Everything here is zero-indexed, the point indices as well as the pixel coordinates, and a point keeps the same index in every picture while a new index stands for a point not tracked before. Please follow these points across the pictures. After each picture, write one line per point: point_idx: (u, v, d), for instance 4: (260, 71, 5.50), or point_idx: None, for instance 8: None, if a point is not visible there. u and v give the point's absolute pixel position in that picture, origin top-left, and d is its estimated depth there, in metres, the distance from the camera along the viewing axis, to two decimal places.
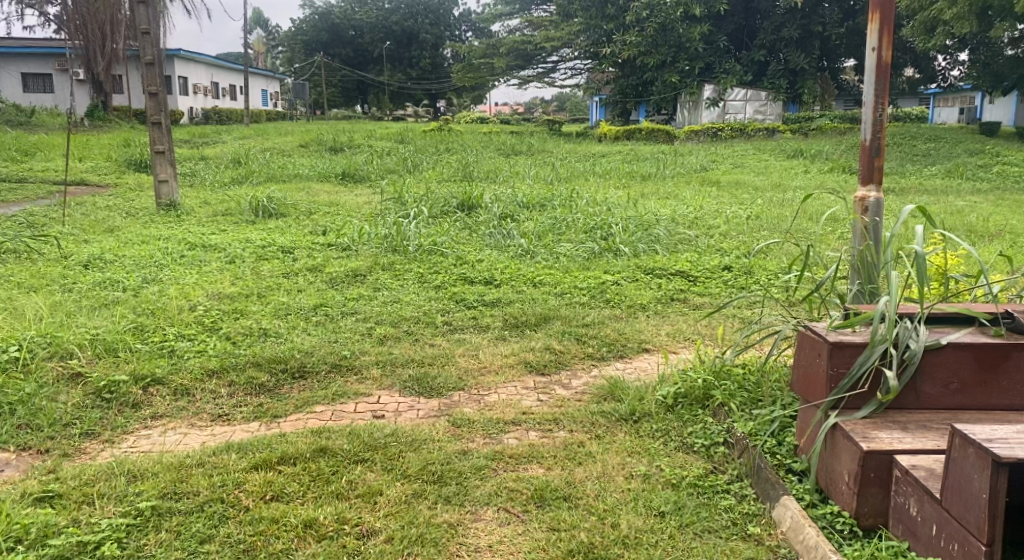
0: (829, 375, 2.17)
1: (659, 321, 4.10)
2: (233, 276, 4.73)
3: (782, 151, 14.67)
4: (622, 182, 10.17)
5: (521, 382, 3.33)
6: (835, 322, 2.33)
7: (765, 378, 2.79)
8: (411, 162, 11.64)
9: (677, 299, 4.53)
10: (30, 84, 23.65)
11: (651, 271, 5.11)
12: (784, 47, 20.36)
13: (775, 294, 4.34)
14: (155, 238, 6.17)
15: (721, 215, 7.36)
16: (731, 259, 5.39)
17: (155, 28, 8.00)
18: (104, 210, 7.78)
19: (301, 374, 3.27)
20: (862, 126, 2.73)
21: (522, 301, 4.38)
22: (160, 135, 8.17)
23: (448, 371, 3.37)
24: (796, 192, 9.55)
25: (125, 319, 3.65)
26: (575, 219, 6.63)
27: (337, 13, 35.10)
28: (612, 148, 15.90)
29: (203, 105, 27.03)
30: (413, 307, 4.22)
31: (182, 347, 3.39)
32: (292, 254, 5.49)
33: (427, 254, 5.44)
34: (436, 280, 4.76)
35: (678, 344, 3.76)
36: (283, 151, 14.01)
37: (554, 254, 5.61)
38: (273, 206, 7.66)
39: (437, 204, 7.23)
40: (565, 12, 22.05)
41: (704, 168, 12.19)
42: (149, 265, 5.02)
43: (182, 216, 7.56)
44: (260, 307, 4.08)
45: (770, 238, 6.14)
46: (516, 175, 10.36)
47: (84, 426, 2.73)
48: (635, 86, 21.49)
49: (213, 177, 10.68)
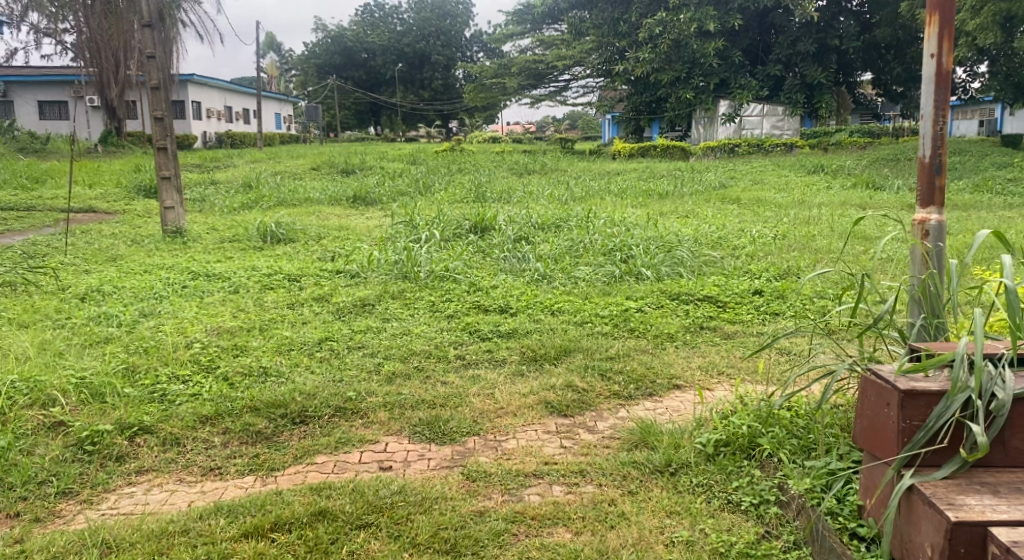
0: (902, 428, 1.88)
1: (689, 353, 3.84)
2: (235, 308, 4.48)
3: (802, 166, 14.34)
4: (640, 201, 9.93)
5: (542, 425, 3.04)
6: (903, 364, 2.04)
7: (816, 422, 2.50)
8: (423, 184, 11.43)
9: (707, 326, 4.26)
10: (46, 112, 23.80)
11: (677, 297, 4.82)
12: (801, 61, 20.07)
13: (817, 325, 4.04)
14: (158, 267, 5.97)
15: (745, 235, 7.07)
16: (760, 283, 5.12)
17: (160, 52, 7.79)
18: (109, 238, 7.60)
19: (302, 420, 3.00)
20: (920, 142, 2.45)
21: (540, 332, 4.10)
22: (166, 161, 7.98)
23: (461, 413, 3.10)
24: (821, 209, 9.25)
25: (115, 359, 3.41)
26: (593, 241, 6.36)
27: (350, 36, 35.08)
28: (625, 166, 15.64)
29: (218, 129, 27.04)
30: (424, 340, 3.95)
31: (175, 391, 3.13)
32: (298, 283, 5.26)
33: (439, 280, 5.18)
34: (449, 309, 4.50)
35: (713, 381, 3.48)
36: (294, 174, 13.85)
37: (573, 279, 5.33)
38: (281, 230, 7.47)
39: (449, 226, 6.99)
40: (576, 31, 21.90)
41: (723, 185, 11.90)
42: (148, 297, 4.79)
43: (188, 243, 7.38)
44: (261, 342, 3.82)
45: (799, 259, 5.86)
46: (530, 195, 10.10)
47: (60, 484, 2.47)
48: (649, 103, 21.35)
49: (223, 202, 10.50)
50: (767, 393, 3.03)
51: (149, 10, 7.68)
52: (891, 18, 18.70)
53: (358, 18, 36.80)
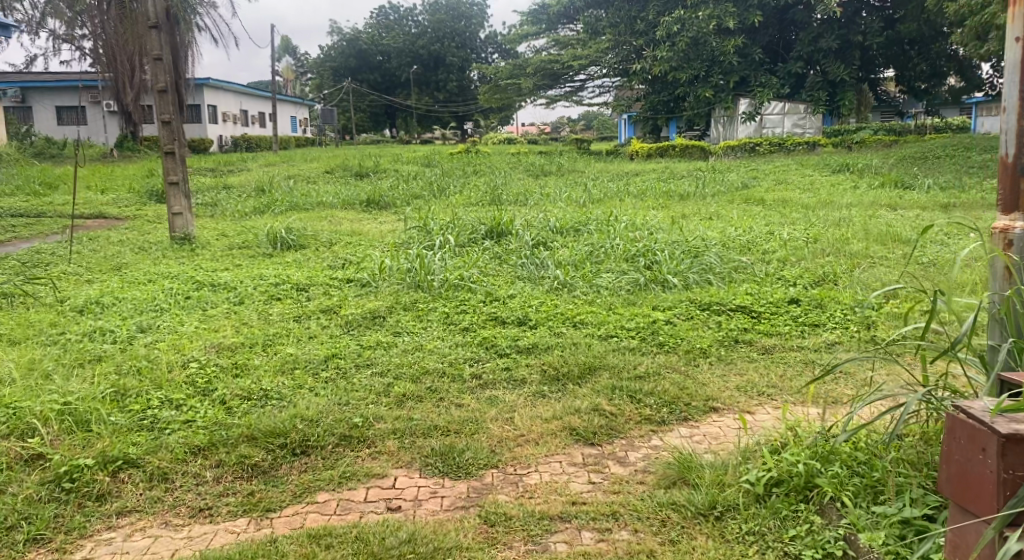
0: (1002, 481, 1.59)
1: (725, 371, 3.55)
2: (239, 321, 4.23)
3: (826, 165, 13.98)
4: (660, 203, 9.63)
5: (567, 456, 2.75)
6: (997, 401, 1.74)
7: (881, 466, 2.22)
8: (438, 187, 11.19)
9: (742, 340, 3.97)
10: (63, 117, 23.83)
11: (708, 307, 4.50)
12: (823, 58, 19.63)
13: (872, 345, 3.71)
14: (162, 277, 5.75)
15: (773, 238, 6.75)
16: (795, 291, 4.82)
17: (167, 54, 7.57)
18: (116, 246, 7.39)
19: (302, 450, 2.73)
20: (1002, 140, 2.15)
21: (562, 347, 3.81)
22: (173, 166, 7.75)
23: (477, 442, 2.82)
24: (850, 210, 8.91)
25: (104, 382, 3.15)
26: (614, 246, 6.07)
27: (365, 39, 34.95)
28: (644, 167, 15.32)
29: (233, 133, 26.98)
30: (437, 357, 3.67)
31: (167, 418, 2.86)
32: (306, 293, 5.00)
33: (453, 289, 4.92)
34: (463, 322, 4.22)
35: (754, 404, 3.20)
36: (307, 178, 13.63)
37: (595, 288, 5.04)
38: (292, 237, 7.23)
39: (465, 231, 6.71)
40: (592, 30, 21.56)
41: (745, 185, 11.58)
42: (148, 310, 4.54)
43: (196, 250, 7.15)
44: (263, 359, 3.57)
45: (834, 263, 5.55)
46: (547, 197, 9.84)
47: (32, 529, 2.24)
48: (667, 102, 21.00)
49: (235, 207, 10.28)
50: (819, 422, 2.75)
51: (156, 10, 7.46)
52: (916, 13, 18.27)
53: (374, 20, 36.60)
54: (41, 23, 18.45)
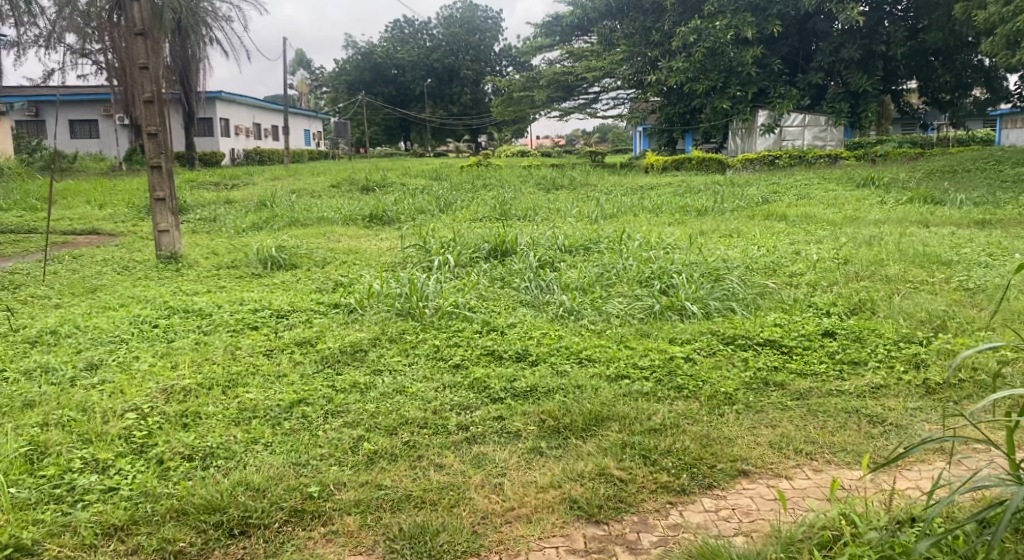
0: None
1: (755, 423, 3.03)
2: (203, 357, 3.74)
3: (849, 179, 13.43)
4: (676, 218, 9.13)
5: (566, 541, 2.28)
6: None
7: None
8: (444, 201, 10.71)
9: (773, 383, 3.45)
10: (76, 131, 23.65)
11: (731, 341, 3.99)
12: (844, 68, 19.02)
13: (927, 406, 3.16)
14: (135, 301, 5.28)
15: (800, 259, 6.21)
16: (829, 321, 4.29)
17: (155, 63, 7.15)
18: (98, 265, 6.96)
19: (242, 530, 2.27)
20: None
21: (566, 390, 3.30)
22: (161, 181, 7.28)
23: (456, 519, 2.34)
24: (880, 228, 8.36)
25: (22, 438, 2.68)
26: (627, 267, 5.56)
27: (379, 52, 34.70)
28: (660, 180, 14.77)
29: (245, 146, 26.75)
30: (420, 403, 3.16)
31: (84, 485, 2.40)
32: (286, 321, 4.52)
33: (448, 317, 4.41)
34: (455, 357, 3.73)
35: (791, 466, 2.71)
36: (312, 192, 13.19)
37: (605, 316, 4.52)
38: (283, 256, 6.77)
39: (466, 250, 6.22)
40: (607, 41, 21.24)
41: (766, 200, 11.02)
42: (105, 342, 4.06)
43: (182, 271, 6.69)
44: (219, 406, 3.08)
45: (871, 290, 5.01)
46: (557, 213, 9.37)
47: None
48: (683, 113, 20.51)
49: (233, 222, 9.86)
50: (880, 505, 2.27)
51: (143, 17, 7.06)
52: (942, 21, 17.66)
53: (388, 34, 36.39)
54: (57, 36, 18.26)
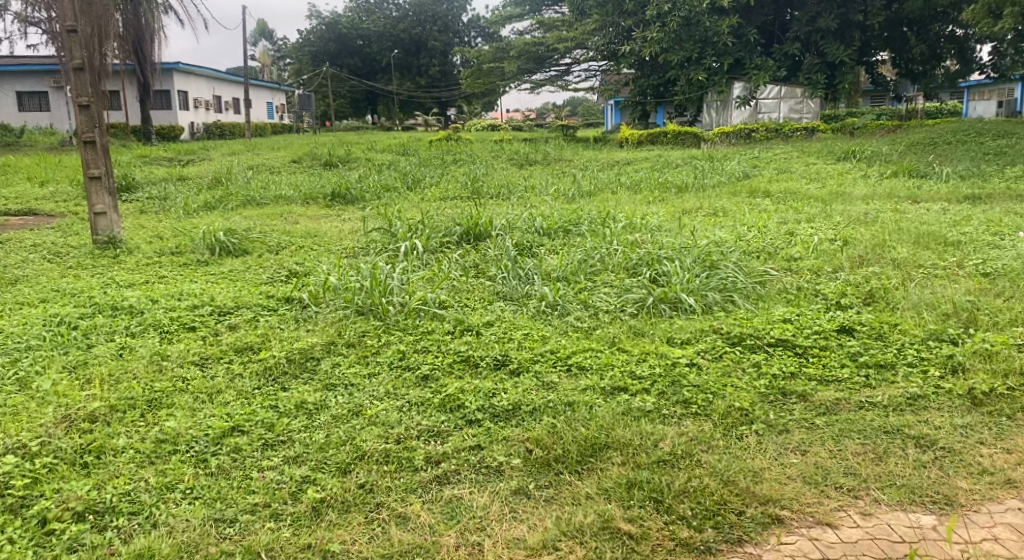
0: None
1: (782, 449, 2.54)
2: (121, 370, 3.14)
3: (829, 152, 13.02)
4: (657, 195, 8.64)
5: None
6: None
7: None
8: (412, 178, 10.10)
9: (795, 394, 2.95)
10: (25, 103, 22.41)
11: (739, 341, 3.49)
12: (820, 39, 18.53)
13: (978, 428, 2.68)
14: (60, 295, 4.63)
15: (797, 241, 5.72)
16: (845, 314, 3.80)
17: (84, 25, 6.36)
18: (26, 251, 6.25)
19: None
20: None
21: (556, 411, 2.76)
22: (95, 157, 6.53)
23: None
24: (870, 204, 7.92)
25: None
26: (613, 252, 5.02)
27: (344, 22, 33.59)
28: (636, 155, 14.28)
29: (205, 119, 25.65)
30: (379, 428, 2.61)
31: None
32: (228, 319, 3.93)
33: (415, 315, 3.85)
34: (422, 366, 3.17)
35: (832, 509, 2.24)
36: (271, 168, 12.46)
37: (593, 311, 4.00)
38: (233, 240, 6.13)
39: (435, 234, 5.64)
40: (578, 11, 20.58)
41: (747, 175, 10.61)
42: (7, 350, 3.45)
43: (120, 258, 6.01)
44: (129, 437, 2.52)
45: (883, 277, 4.52)
46: (531, 190, 8.82)
47: None
48: (657, 85, 19.93)
49: (185, 200, 9.14)
50: None
51: None
52: None
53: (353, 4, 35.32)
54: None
